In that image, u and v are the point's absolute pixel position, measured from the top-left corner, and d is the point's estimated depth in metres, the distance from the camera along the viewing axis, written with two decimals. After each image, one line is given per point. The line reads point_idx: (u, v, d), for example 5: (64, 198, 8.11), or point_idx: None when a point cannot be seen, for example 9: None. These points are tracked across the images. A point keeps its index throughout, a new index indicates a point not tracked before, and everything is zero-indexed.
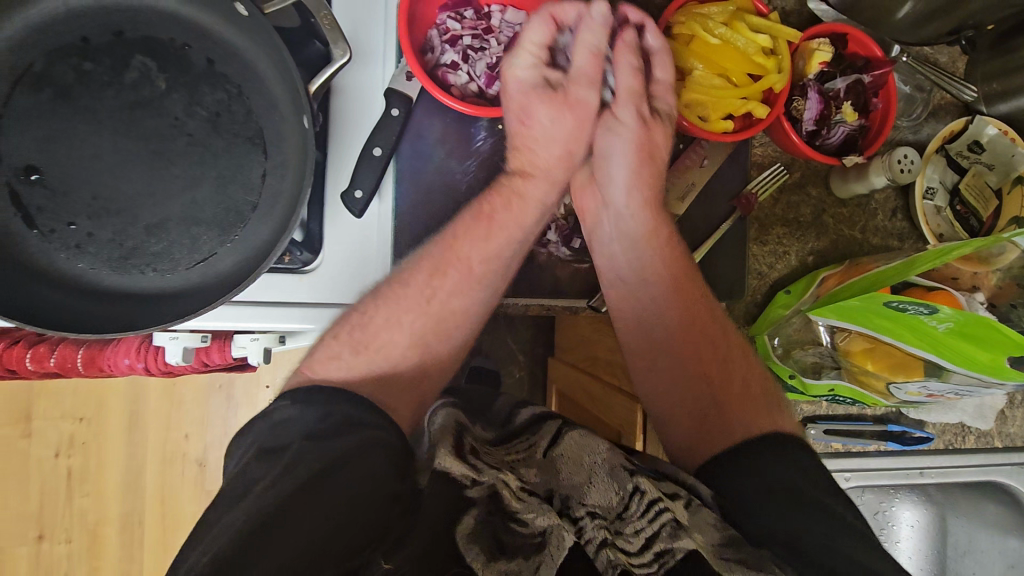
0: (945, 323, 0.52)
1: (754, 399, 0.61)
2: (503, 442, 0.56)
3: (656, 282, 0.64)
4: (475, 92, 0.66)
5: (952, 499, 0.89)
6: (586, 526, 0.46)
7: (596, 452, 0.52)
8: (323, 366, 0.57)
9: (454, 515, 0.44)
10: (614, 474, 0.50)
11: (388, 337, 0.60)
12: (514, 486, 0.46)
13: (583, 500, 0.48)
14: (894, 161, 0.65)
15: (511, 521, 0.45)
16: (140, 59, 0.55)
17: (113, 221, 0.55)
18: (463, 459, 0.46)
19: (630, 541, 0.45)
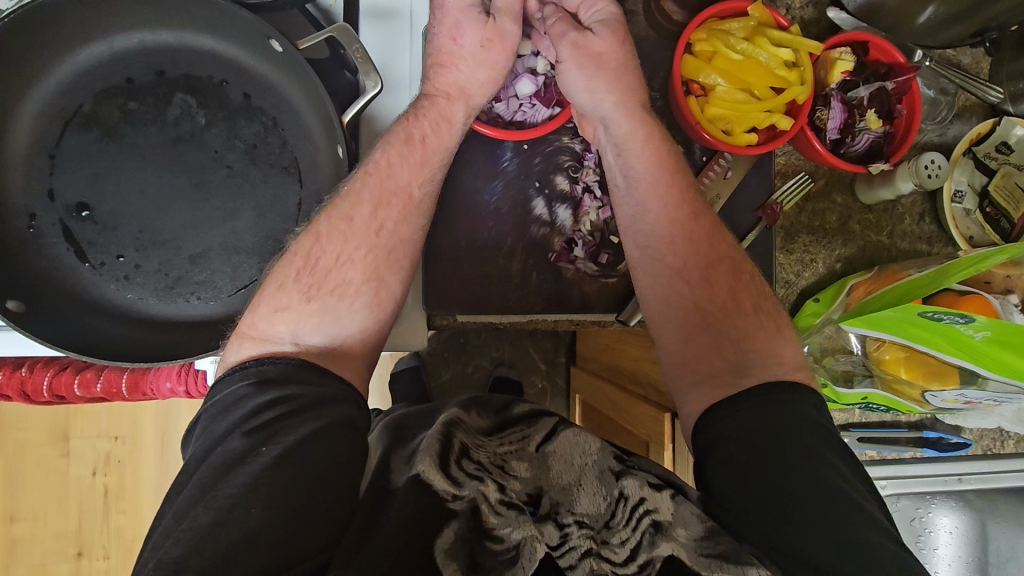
0: (982, 332, 0.52)
1: (752, 328, 0.56)
2: (496, 433, 0.55)
3: (672, 232, 0.59)
4: (505, 120, 0.67)
5: (991, 504, 0.88)
6: (571, 533, 0.43)
7: (587, 452, 0.50)
8: (269, 319, 0.53)
9: (437, 525, 0.41)
10: (603, 477, 0.48)
11: (342, 276, 0.57)
12: (492, 498, 0.43)
13: (571, 507, 0.46)
14: (921, 167, 0.65)
15: (486, 539, 0.41)
16: (181, 96, 0.57)
17: (160, 252, 0.57)
18: (447, 468, 0.43)
19: (617, 550, 0.43)
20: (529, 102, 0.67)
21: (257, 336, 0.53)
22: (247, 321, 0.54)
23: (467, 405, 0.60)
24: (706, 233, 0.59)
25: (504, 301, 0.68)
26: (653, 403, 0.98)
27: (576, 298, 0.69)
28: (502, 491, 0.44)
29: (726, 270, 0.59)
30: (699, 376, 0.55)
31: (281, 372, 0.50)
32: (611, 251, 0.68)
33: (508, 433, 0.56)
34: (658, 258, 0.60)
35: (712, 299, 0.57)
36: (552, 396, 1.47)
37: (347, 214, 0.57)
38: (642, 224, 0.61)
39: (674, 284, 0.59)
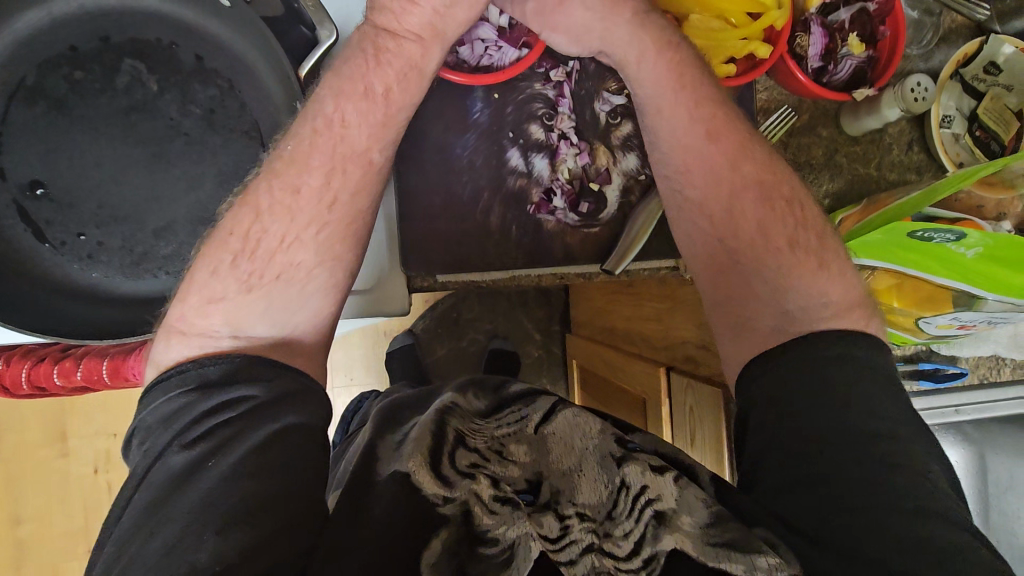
0: (974, 250, 0.51)
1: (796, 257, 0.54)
2: (493, 417, 0.56)
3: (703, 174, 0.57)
4: (471, 65, 0.62)
5: (988, 434, 0.89)
6: (571, 526, 0.45)
7: (587, 435, 0.51)
8: (203, 314, 0.49)
9: (425, 537, 0.42)
10: (604, 463, 0.49)
11: (287, 259, 0.51)
12: (485, 497, 0.45)
13: (572, 498, 0.48)
14: (907, 90, 0.63)
15: (480, 544, 0.43)
16: (129, 62, 0.54)
17: (123, 228, 0.55)
18: (437, 468, 0.46)
19: (620, 544, 0.44)
20: (495, 45, 0.62)
21: (188, 330, 0.49)
22: (177, 313, 0.49)
23: (464, 388, 0.61)
24: (742, 169, 0.56)
25: (484, 258, 0.66)
26: (647, 359, 0.99)
27: (558, 250, 0.67)
28: (496, 487, 0.46)
29: (784, 209, 0.56)
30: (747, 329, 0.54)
31: (228, 372, 0.46)
32: (592, 198, 0.66)
33: (505, 413, 0.57)
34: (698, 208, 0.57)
35: (753, 250, 0.55)
36: (549, 364, 1.47)
37: (294, 183, 0.51)
38: (677, 174, 0.58)
39: (715, 234, 0.57)
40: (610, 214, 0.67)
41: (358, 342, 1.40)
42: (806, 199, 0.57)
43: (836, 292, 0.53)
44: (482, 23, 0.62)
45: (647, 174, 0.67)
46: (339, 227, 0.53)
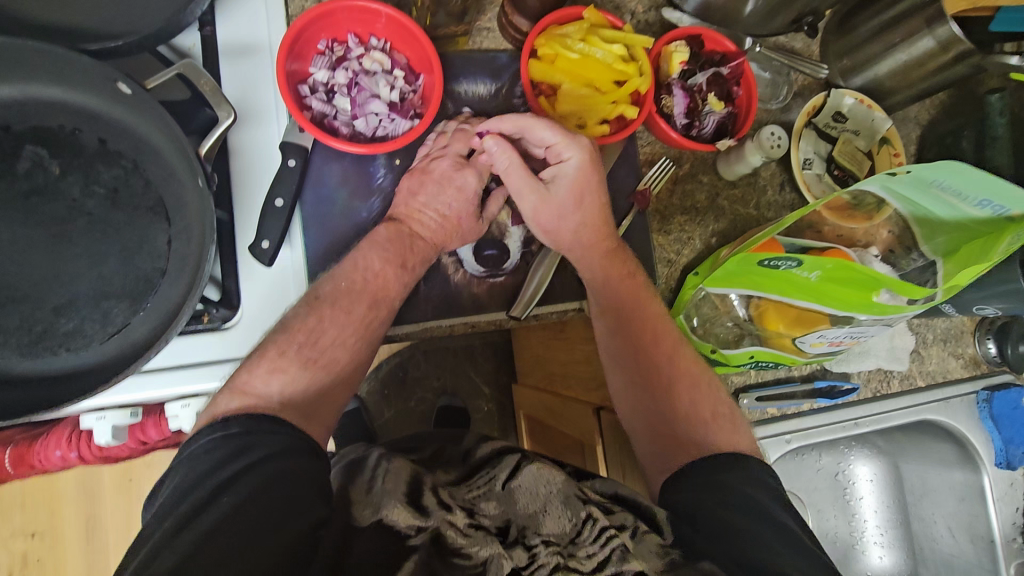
0: (815, 273, 0.57)
1: (708, 408, 0.64)
2: (465, 482, 0.61)
3: (635, 348, 0.67)
4: (367, 136, 0.67)
5: (900, 445, 0.95)
6: (539, 552, 0.50)
7: (551, 482, 0.56)
8: (265, 380, 0.56)
9: (397, 560, 0.48)
10: (568, 501, 0.54)
11: (333, 356, 0.61)
12: (460, 524, 0.51)
13: (538, 529, 0.53)
14: (764, 140, 0.73)
15: (453, 555, 0.50)
16: (31, 148, 0.57)
17: (21, 308, 0.55)
18: (415, 505, 0.52)
19: (584, 562, 0.49)
20: (388, 117, 0.67)
21: (251, 391, 0.55)
22: (242, 378, 0.56)
23: (435, 466, 0.66)
24: (662, 337, 0.68)
25: (398, 312, 0.69)
26: (580, 402, 1.02)
27: (469, 300, 0.70)
28: (469, 517, 0.53)
29: (703, 384, 0.66)
30: (666, 452, 0.63)
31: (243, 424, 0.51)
32: (495, 248, 0.71)
33: (477, 476, 0.62)
34: (632, 375, 0.67)
35: (675, 406, 0.65)
36: (499, 418, 1.48)
37: (347, 308, 0.61)
38: (621, 344, 0.67)
39: (644, 393, 0.66)
40: (512, 263, 0.71)
41: None
42: (701, 366, 0.68)
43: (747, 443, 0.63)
44: (373, 99, 0.66)
45: None
46: (374, 316, 0.63)
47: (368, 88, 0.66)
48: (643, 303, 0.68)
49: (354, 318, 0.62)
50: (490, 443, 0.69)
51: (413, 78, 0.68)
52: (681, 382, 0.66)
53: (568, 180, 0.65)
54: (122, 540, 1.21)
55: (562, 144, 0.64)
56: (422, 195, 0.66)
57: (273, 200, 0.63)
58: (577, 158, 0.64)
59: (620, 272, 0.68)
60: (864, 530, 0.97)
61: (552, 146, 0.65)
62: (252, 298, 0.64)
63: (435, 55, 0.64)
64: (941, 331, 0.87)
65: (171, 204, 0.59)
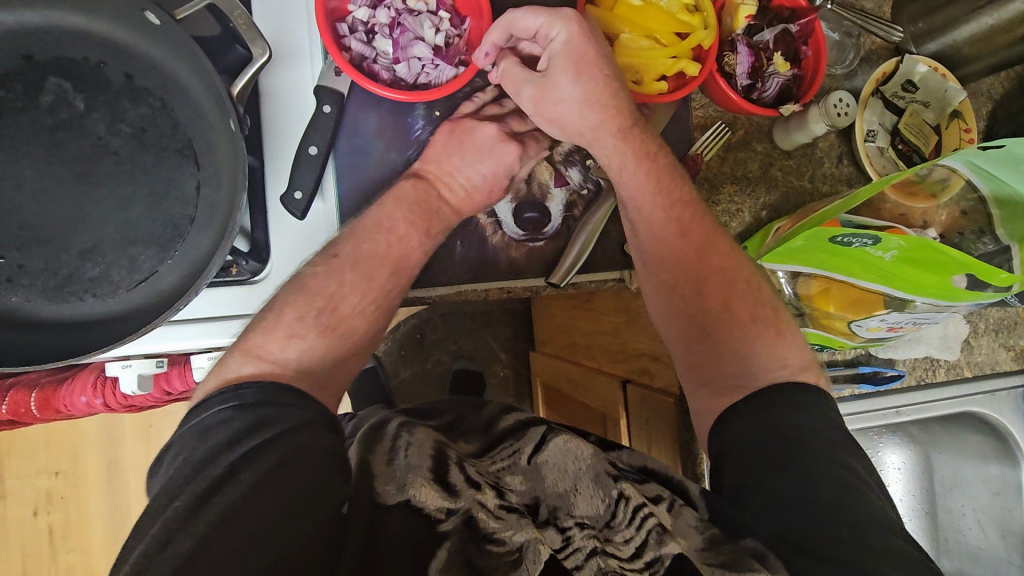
0: (891, 252, 0.53)
1: (753, 323, 0.60)
2: (487, 453, 0.57)
3: (675, 263, 0.62)
4: (409, 83, 0.63)
5: (934, 435, 0.91)
6: (574, 535, 0.47)
7: (580, 458, 0.53)
8: (281, 346, 0.54)
9: (430, 548, 0.43)
10: (599, 480, 0.51)
11: (352, 325, 0.58)
12: (490, 504, 0.47)
13: (570, 511, 0.49)
14: (831, 106, 0.66)
15: (486, 541, 0.44)
16: (55, 81, 0.53)
17: (45, 250, 0.53)
18: (442, 484, 0.47)
19: (621, 547, 0.46)
20: (433, 62, 0.62)
21: (266, 356, 0.53)
22: (256, 341, 0.53)
23: (454, 434, 0.61)
24: (700, 248, 0.62)
25: (431, 273, 0.66)
26: (604, 373, 1.00)
27: (505, 264, 0.67)
28: (500, 497, 0.48)
29: (746, 297, 0.61)
30: (712, 380, 0.59)
31: (258, 398, 0.49)
32: (536, 211, 0.68)
33: (500, 450, 0.57)
34: (671, 291, 0.62)
35: (729, 334, 0.60)
36: (515, 384, 1.47)
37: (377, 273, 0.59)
38: (657, 261, 0.63)
39: (683, 310, 0.62)
40: (553, 228, 0.67)
41: None
42: (750, 273, 0.62)
43: (793, 354, 0.58)
44: (417, 41, 0.62)
45: (589, 188, 0.68)
46: (395, 283, 0.61)
47: (412, 29, 0.61)
48: (693, 224, 0.62)
49: (376, 285, 0.59)
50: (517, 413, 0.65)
51: (459, 23, 0.63)
52: (726, 296, 0.61)
53: (565, 61, 0.58)
54: (142, 484, 1.23)
55: (547, 24, 0.58)
56: (456, 157, 0.64)
57: (306, 147, 0.60)
58: (565, 30, 0.57)
59: (653, 167, 0.62)
60: None
61: (539, 30, 0.59)
62: (282, 252, 0.61)
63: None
64: (994, 320, 0.82)
65: (200, 148, 0.56)
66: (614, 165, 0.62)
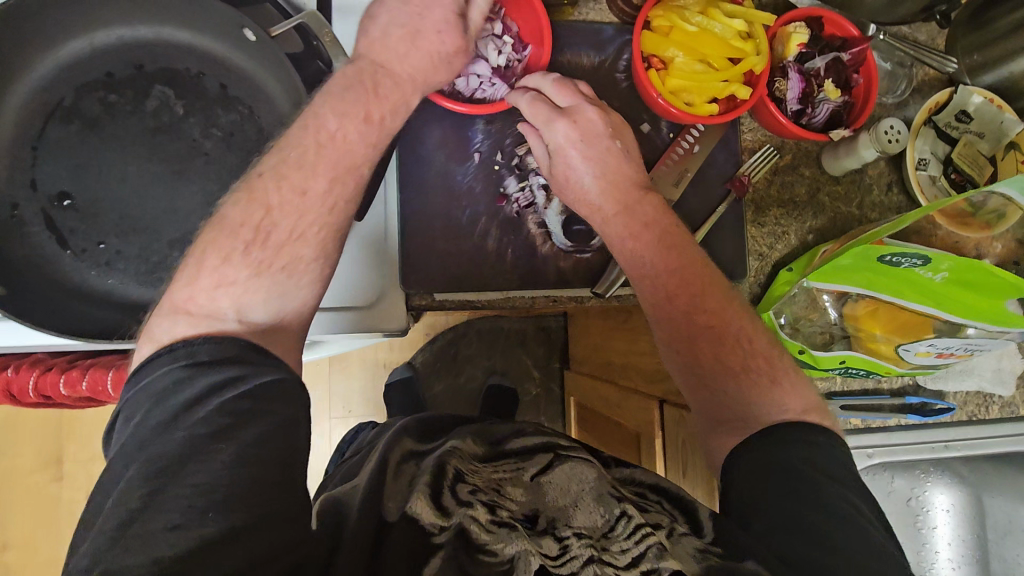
0: (942, 273, 0.55)
1: (765, 377, 0.59)
2: (491, 461, 0.58)
3: (687, 320, 0.61)
4: (466, 96, 0.68)
5: (987, 478, 0.89)
6: (571, 545, 0.46)
7: (584, 480, 0.53)
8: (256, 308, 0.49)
9: (421, 559, 0.44)
10: (601, 499, 0.51)
11: (295, 252, 0.53)
12: (482, 519, 0.47)
13: (569, 522, 0.49)
14: (881, 133, 0.68)
15: (479, 552, 0.45)
16: (160, 88, 0.60)
17: (140, 238, 0.59)
18: (436, 501, 0.48)
19: (618, 556, 0.46)
20: (490, 81, 0.68)
21: (197, 312, 0.49)
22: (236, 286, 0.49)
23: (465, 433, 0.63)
24: (714, 304, 0.62)
25: (480, 280, 0.69)
26: (641, 392, 1.01)
27: (551, 275, 0.70)
28: (492, 512, 0.48)
29: (757, 353, 0.60)
30: (725, 420, 0.58)
31: (228, 353, 0.47)
32: (585, 224, 0.70)
33: (503, 463, 0.58)
34: (681, 346, 0.62)
35: (734, 381, 0.59)
36: (548, 403, 1.47)
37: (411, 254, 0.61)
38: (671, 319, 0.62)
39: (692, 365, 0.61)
40: (601, 241, 0.70)
41: (358, 373, 1.43)
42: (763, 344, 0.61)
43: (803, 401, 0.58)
44: (480, 60, 0.67)
45: None
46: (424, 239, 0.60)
47: (477, 49, 0.67)
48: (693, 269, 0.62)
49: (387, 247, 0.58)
50: (524, 435, 0.64)
51: (521, 49, 0.68)
52: (737, 352, 0.61)
53: (584, 127, 0.64)
54: None
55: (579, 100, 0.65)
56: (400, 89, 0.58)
57: None
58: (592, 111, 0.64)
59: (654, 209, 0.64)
60: (933, 562, 0.91)
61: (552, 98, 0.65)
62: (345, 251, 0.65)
63: (547, 29, 0.64)
64: None
65: None
66: (615, 232, 0.64)
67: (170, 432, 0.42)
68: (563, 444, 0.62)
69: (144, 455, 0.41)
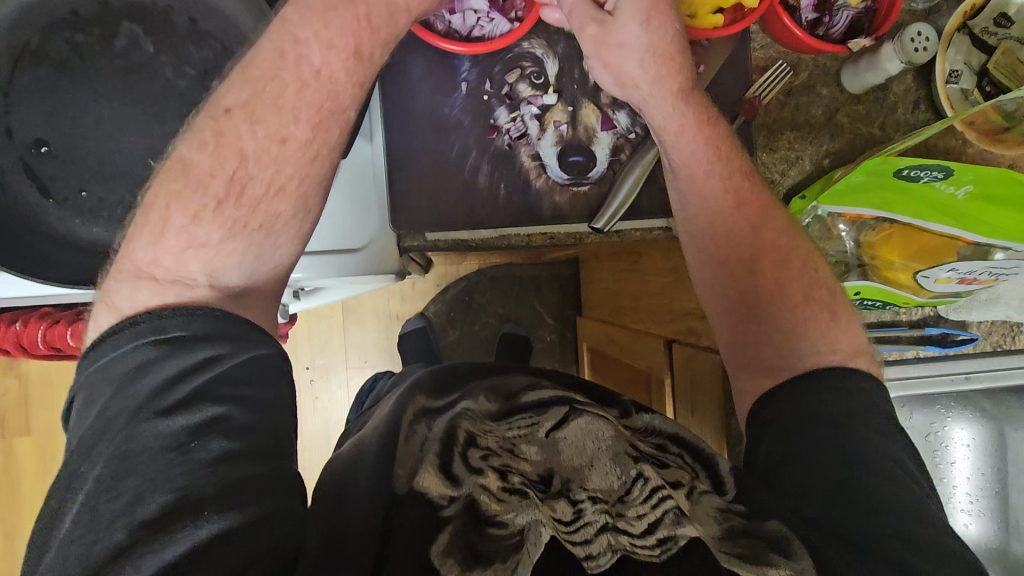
0: (965, 188, 0.54)
1: (803, 309, 0.57)
2: (505, 419, 0.56)
3: (733, 236, 0.59)
4: (462, 36, 0.62)
5: (1010, 411, 0.86)
6: (585, 508, 0.45)
7: (599, 438, 0.51)
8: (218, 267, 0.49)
9: (429, 534, 0.43)
10: (618, 459, 0.49)
11: (271, 208, 0.50)
12: (493, 488, 0.46)
13: (584, 483, 0.48)
14: (907, 40, 0.62)
15: (487, 525, 0.44)
16: (127, 25, 0.56)
17: (121, 184, 0.57)
18: (445, 473, 0.47)
19: (634, 522, 0.44)
20: (487, 16, 0.62)
21: (162, 277, 0.48)
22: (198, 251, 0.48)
23: (477, 392, 0.61)
24: (764, 224, 0.59)
25: (474, 219, 0.67)
26: (650, 332, 0.99)
27: (548, 211, 0.67)
28: (503, 479, 0.47)
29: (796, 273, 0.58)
30: (758, 352, 0.56)
31: (195, 328, 0.46)
32: (581, 155, 0.67)
33: (519, 416, 0.56)
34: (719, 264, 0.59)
35: (774, 306, 0.58)
36: (562, 349, 1.46)
37: None
38: (717, 235, 0.60)
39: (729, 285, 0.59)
40: (598, 172, 0.67)
41: (371, 324, 1.44)
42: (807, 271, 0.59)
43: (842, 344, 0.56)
44: None
45: (637, 133, 0.67)
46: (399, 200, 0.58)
47: None
48: (761, 192, 0.60)
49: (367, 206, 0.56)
50: (539, 389, 0.61)
51: None
52: (782, 274, 0.58)
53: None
54: None
55: None
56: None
57: None
58: None
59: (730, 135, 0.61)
60: (949, 495, 0.90)
61: None
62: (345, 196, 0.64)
63: None
64: None
65: None
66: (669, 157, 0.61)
67: (137, 423, 0.43)
68: (578, 399, 0.59)
69: (113, 444, 0.42)
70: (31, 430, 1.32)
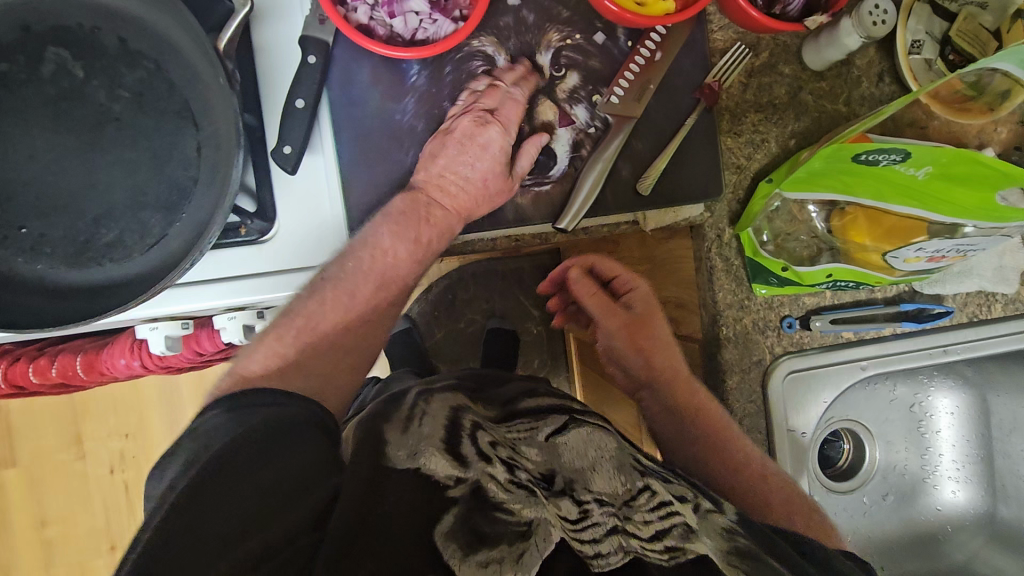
0: (924, 169, 0.51)
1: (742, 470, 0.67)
2: (505, 421, 0.56)
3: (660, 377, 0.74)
4: (406, 40, 0.61)
5: (993, 377, 0.86)
6: (594, 510, 0.46)
7: (601, 449, 0.54)
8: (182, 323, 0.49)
9: (435, 513, 0.42)
10: (621, 470, 0.52)
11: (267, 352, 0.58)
12: (500, 477, 0.46)
13: (588, 485, 0.49)
14: (864, 14, 0.60)
15: (495, 509, 0.43)
16: (52, 49, 0.54)
17: (62, 217, 0.55)
18: (451, 454, 0.46)
19: (640, 528, 0.46)
20: (430, 17, 0.60)
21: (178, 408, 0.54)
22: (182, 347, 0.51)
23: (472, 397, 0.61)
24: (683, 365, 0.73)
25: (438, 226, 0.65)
26: None
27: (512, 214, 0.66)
28: (510, 471, 0.47)
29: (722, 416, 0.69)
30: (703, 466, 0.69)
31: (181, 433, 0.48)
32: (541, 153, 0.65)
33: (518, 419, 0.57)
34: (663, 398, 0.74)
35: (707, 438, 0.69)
36: (550, 341, 1.45)
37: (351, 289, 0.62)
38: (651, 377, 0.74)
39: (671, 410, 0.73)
40: (560, 170, 0.65)
41: None
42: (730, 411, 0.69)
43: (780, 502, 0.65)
44: None
45: (597, 127, 0.65)
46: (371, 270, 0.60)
47: None
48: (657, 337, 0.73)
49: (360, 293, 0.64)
50: (534, 398, 0.62)
51: None
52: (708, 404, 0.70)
53: None
54: None
55: None
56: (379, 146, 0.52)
57: (294, 100, 0.60)
58: None
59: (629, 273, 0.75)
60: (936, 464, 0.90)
61: None
62: (303, 210, 0.63)
63: None
64: None
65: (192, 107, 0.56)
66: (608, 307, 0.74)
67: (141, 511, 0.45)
68: (575, 408, 0.61)
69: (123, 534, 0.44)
70: (17, 461, 1.30)
